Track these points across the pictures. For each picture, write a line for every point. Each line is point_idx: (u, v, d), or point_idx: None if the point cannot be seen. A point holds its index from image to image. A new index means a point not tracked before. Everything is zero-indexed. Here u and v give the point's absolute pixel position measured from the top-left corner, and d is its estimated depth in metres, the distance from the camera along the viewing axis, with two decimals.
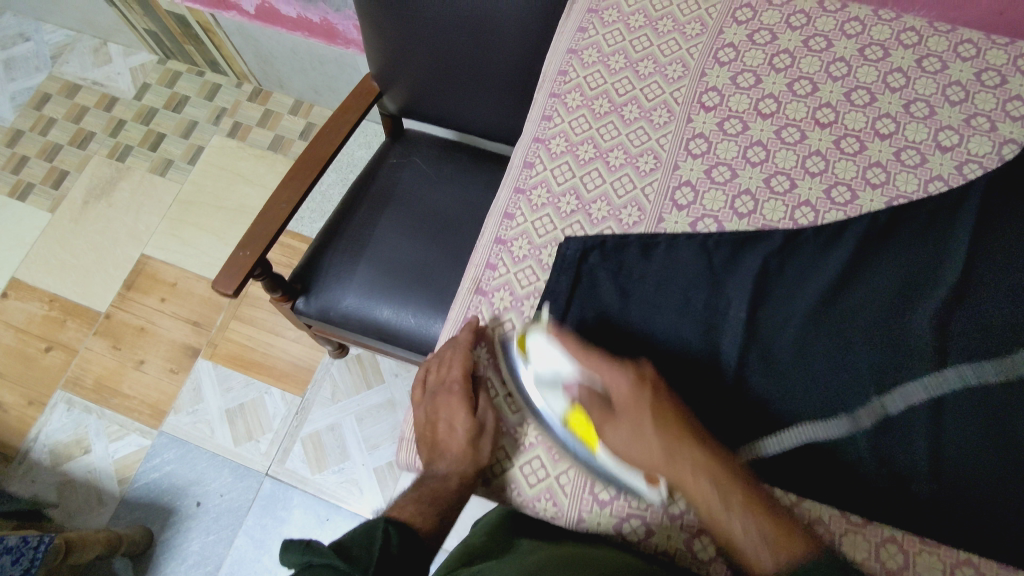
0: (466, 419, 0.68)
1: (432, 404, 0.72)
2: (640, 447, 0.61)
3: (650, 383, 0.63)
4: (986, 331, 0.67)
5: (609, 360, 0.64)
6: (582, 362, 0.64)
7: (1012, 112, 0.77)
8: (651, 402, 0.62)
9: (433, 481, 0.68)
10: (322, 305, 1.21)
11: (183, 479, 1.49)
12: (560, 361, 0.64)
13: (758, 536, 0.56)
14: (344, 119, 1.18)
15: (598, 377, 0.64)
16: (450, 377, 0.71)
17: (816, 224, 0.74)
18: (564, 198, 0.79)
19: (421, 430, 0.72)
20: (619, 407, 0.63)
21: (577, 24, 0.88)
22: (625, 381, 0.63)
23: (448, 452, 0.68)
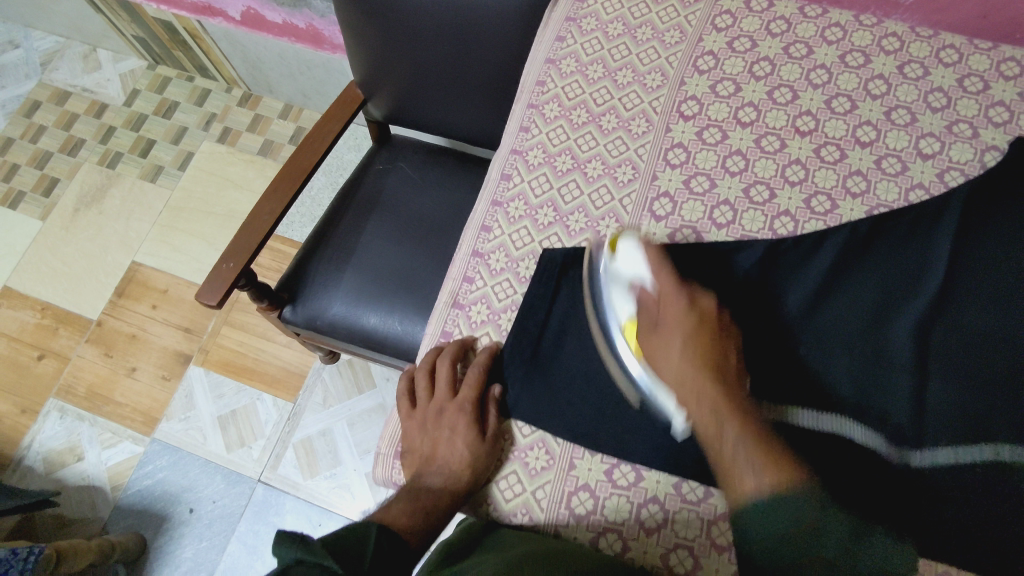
0: (471, 438, 0.66)
1: (435, 418, 0.70)
2: (670, 360, 0.64)
3: (700, 309, 0.65)
4: (964, 341, 0.67)
5: (673, 281, 0.67)
6: (654, 273, 0.67)
7: (994, 118, 0.77)
8: (689, 330, 0.64)
9: (423, 492, 0.65)
10: (309, 314, 1.21)
11: (176, 486, 1.49)
12: (643, 267, 0.68)
13: (745, 457, 0.56)
14: (328, 128, 1.18)
15: (656, 289, 0.67)
16: (461, 395, 0.69)
17: (795, 234, 0.74)
18: (542, 210, 0.78)
19: (415, 445, 0.70)
20: (665, 321, 0.66)
21: (556, 33, 0.87)
22: (678, 303, 0.66)
23: (444, 468, 0.66)
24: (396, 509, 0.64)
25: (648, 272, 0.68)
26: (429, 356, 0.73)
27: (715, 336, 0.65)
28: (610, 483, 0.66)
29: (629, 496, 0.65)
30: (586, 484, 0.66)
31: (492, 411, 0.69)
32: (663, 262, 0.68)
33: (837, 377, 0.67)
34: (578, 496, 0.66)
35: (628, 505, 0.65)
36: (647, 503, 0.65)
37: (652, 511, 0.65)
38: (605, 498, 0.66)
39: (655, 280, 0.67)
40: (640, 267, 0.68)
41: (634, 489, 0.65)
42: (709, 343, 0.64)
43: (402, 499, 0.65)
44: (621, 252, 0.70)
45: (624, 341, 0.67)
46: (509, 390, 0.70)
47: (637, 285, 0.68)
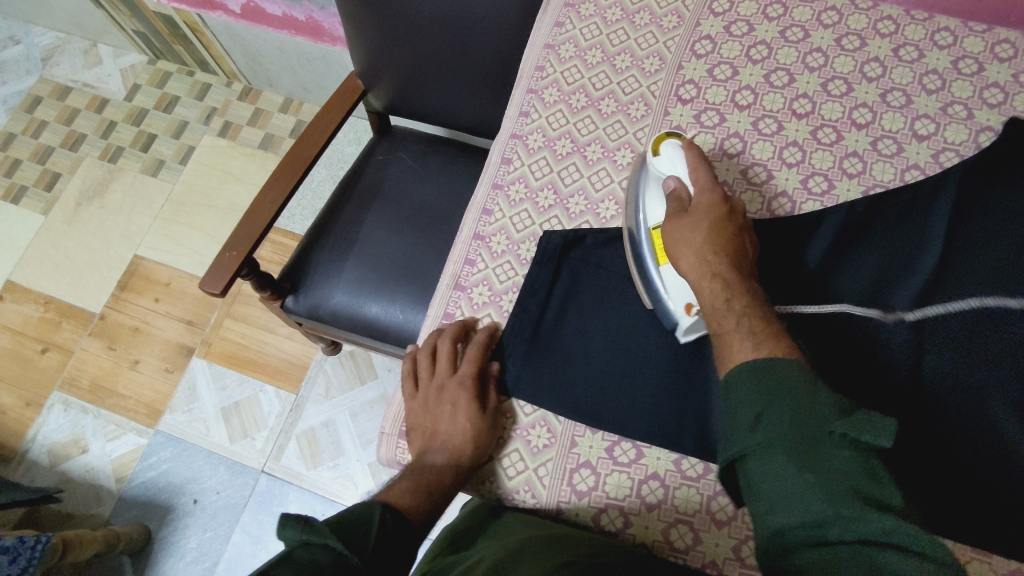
0: (472, 412, 0.67)
1: (436, 394, 0.70)
2: (692, 248, 0.65)
3: (731, 207, 0.66)
4: (965, 312, 0.65)
5: (710, 175, 0.67)
6: (693, 172, 0.68)
7: (989, 99, 0.78)
8: (717, 222, 0.65)
9: (426, 469, 0.65)
10: (311, 304, 1.21)
11: (180, 477, 1.50)
12: (681, 165, 0.69)
13: (746, 330, 0.60)
14: (329, 118, 1.19)
15: (692, 184, 0.68)
16: (461, 371, 0.69)
17: (793, 215, 0.75)
18: (542, 192, 0.78)
19: (417, 423, 0.70)
20: (694, 208, 0.67)
21: (555, 18, 0.87)
22: (711, 196, 0.66)
23: (446, 443, 0.66)
24: (400, 488, 0.64)
25: (685, 171, 0.69)
26: (432, 336, 0.74)
27: (740, 233, 0.66)
28: (611, 460, 0.67)
29: (629, 472, 0.66)
30: (587, 461, 0.67)
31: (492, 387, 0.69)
32: (702, 161, 0.69)
33: (837, 336, 0.68)
34: (579, 473, 0.67)
35: (629, 482, 0.66)
36: (647, 479, 0.66)
37: (653, 488, 0.65)
38: (606, 475, 0.66)
39: (692, 177, 0.68)
40: (678, 165, 0.69)
41: (635, 466, 0.66)
42: (732, 235, 0.65)
43: (405, 478, 0.66)
44: (662, 150, 0.71)
45: (649, 244, 0.70)
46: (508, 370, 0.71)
47: (673, 180, 0.69)
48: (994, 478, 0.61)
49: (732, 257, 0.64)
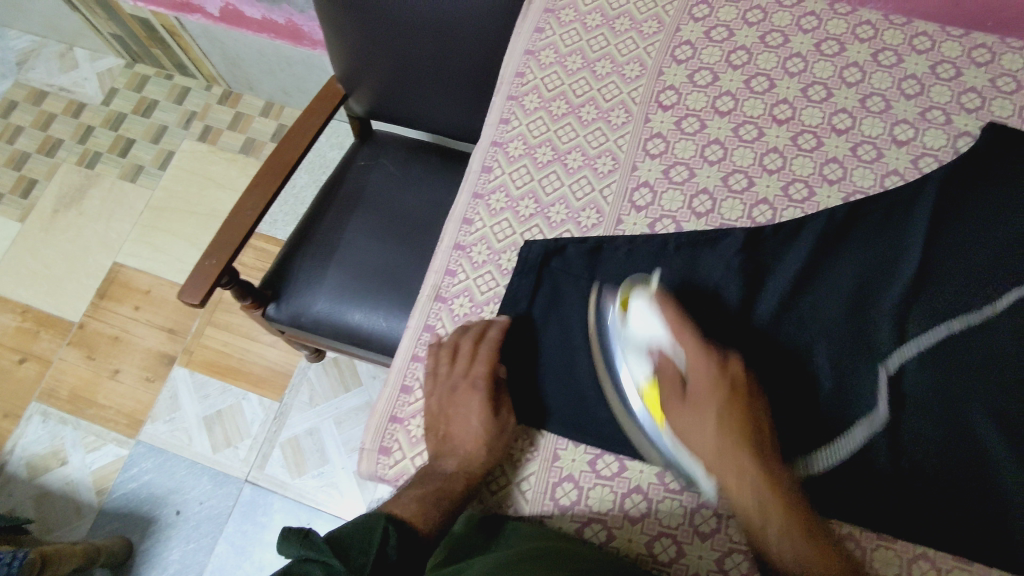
0: (486, 417, 0.66)
1: (448, 394, 0.68)
2: (703, 435, 0.61)
3: (730, 376, 0.62)
4: (941, 327, 0.67)
5: (697, 342, 0.63)
6: (675, 336, 0.64)
7: (966, 104, 0.78)
8: (723, 402, 0.61)
9: (437, 476, 0.64)
10: (293, 311, 1.20)
11: (162, 488, 1.48)
12: (660, 329, 0.64)
13: (794, 552, 0.56)
14: (309, 123, 1.17)
15: (679, 352, 0.63)
16: (473, 372, 0.67)
17: (774, 222, 0.74)
18: (523, 201, 0.77)
19: (426, 422, 0.68)
20: (693, 390, 0.62)
21: (534, 24, 0.86)
22: (707, 371, 0.62)
23: (457, 449, 0.65)
24: (406, 496, 0.63)
25: (667, 335, 0.64)
26: (453, 332, 0.71)
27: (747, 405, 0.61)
28: (593, 474, 0.66)
29: (612, 485, 0.65)
30: (569, 475, 0.66)
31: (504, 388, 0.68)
32: (683, 323, 0.64)
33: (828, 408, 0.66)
34: (562, 487, 0.66)
35: (612, 495, 0.65)
36: (630, 492, 0.65)
37: (635, 501, 0.65)
38: (588, 489, 0.66)
39: (676, 343, 0.64)
40: (657, 330, 0.64)
41: (618, 479, 0.66)
42: (741, 414, 0.61)
43: (414, 485, 0.64)
44: (632, 314, 0.66)
45: (642, 408, 0.65)
46: None
47: (656, 348, 0.65)
48: (980, 487, 0.62)
49: (750, 442, 0.59)
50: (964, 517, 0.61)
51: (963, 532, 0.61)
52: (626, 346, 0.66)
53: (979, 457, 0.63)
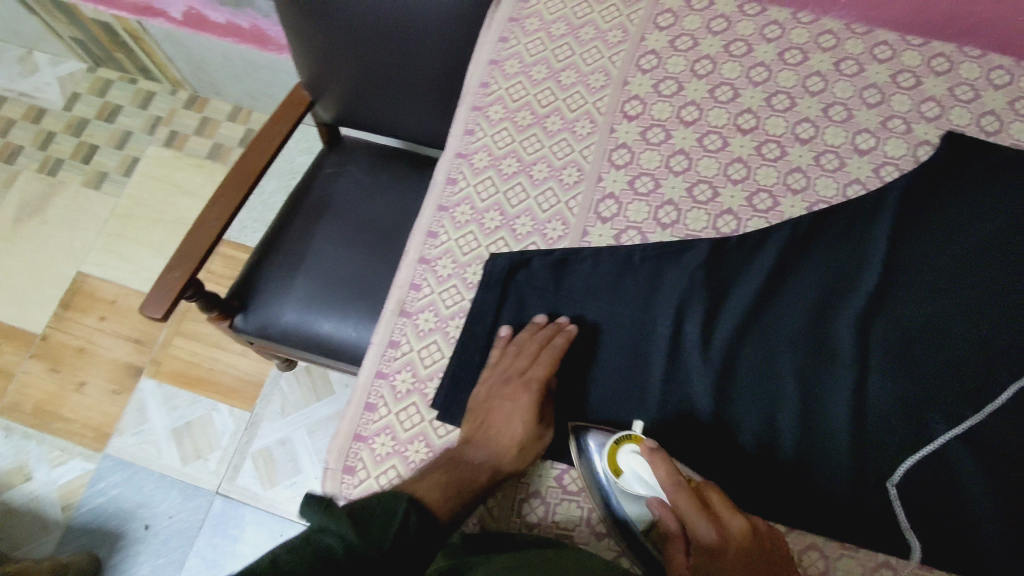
0: (528, 421, 0.64)
1: (500, 391, 0.67)
2: None
3: (735, 536, 0.55)
4: (902, 337, 0.71)
5: (693, 505, 0.56)
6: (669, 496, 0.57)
7: (926, 113, 0.79)
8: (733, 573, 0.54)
9: (466, 464, 0.62)
10: (261, 322, 1.18)
11: (130, 502, 1.45)
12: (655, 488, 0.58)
13: None
14: (275, 131, 1.15)
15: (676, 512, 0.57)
16: (531, 372, 0.67)
17: (739, 232, 0.74)
18: (488, 214, 0.76)
19: (469, 411, 0.67)
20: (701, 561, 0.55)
21: (498, 33, 0.85)
22: (708, 540, 0.55)
23: (490, 445, 0.64)
24: (432, 478, 0.60)
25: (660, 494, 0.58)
26: (520, 332, 0.71)
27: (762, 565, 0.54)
28: (561, 489, 0.67)
29: (578, 501, 0.66)
30: (536, 490, 0.67)
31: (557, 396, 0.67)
32: (675, 476, 0.57)
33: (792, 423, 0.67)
34: (529, 503, 0.66)
35: (578, 510, 0.66)
36: (597, 507, 0.66)
37: (602, 516, 0.66)
38: (555, 504, 0.66)
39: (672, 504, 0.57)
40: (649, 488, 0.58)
41: (585, 494, 0.66)
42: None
43: (439, 471, 0.61)
44: (622, 470, 0.62)
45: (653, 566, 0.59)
46: (436, 402, 0.68)
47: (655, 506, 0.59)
48: (941, 491, 0.64)
49: None
50: (929, 521, 0.63)
51: (928, 536, 0.62)
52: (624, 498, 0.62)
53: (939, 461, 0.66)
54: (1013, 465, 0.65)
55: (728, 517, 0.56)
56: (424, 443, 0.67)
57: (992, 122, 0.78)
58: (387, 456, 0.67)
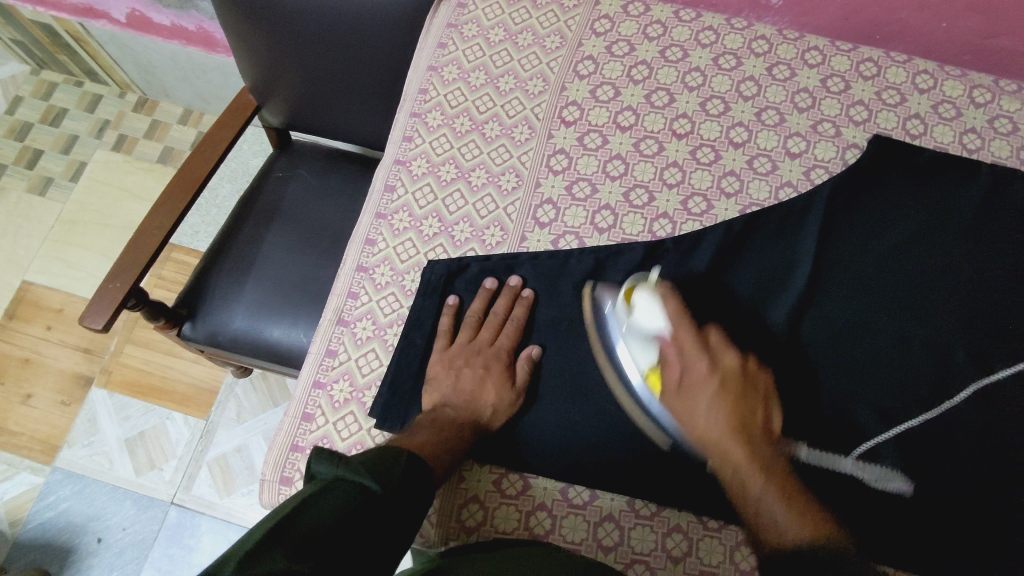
0: (501, 385, 0.67)
1: (468, 358, 0.69)
2: (698, 419, 0.62)
3: (723, 367, 0.64)
4: (831, 334, 0.72)
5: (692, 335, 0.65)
6: (673, 328, 0.65)
7: (855, 117, 0.81)
8: (714, 394, 0.62)
9: (447, 424, 0.64)
10: (210, 330, 1.16)
11: (81, 515, 1.42)
12: (661, 322, 0.65)
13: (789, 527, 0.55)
14: (220, 136, 1.13)
15: (676, 344, 0.65)
16: (498, 343, 0.70)
17: (674, 235, 0.76)
18: (427, 221, 0.76)
19: (437, 375, 0.69)
20: (689, 382, 0.64)
21: (437, 39, 0.85)
22: (699, 366, 0.64)
23: (465, 405, 0.66)
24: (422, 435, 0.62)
25: (667, 327, 0.65)
26: (476, 301, 0.72)
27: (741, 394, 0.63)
28: (498, 493, 0.67)
29: (517, 504, 0.66)
30: (475, 495, 0.67)
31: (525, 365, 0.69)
32: (681, 315, 0.66)
33: None
34: (468, 508, 0.66)
35: (516, 514, 0.66)
36: (534, 510, 0.66)
37: (540, 518, 0.66)
38: (494, 508, 0.66)
39: (675, 335, 0.65)
40: (658, 322, 0.65)
41: (522, 497, 0.67)
42: (737, 399, 0.62)
43: (428, 428, 0.63)
44: (635, 306, 0.66)
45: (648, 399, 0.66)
46: (372, 410, 0.68)
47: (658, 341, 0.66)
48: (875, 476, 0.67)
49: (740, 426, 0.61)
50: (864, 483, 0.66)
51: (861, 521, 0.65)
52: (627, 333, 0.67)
53: (874, 450, 0.68)
54: (934, 452, 0.68)
55: (719, 352, 0.66)
56: (357, 448, 0.68)
57: (917, 125, 0.80)
58: None
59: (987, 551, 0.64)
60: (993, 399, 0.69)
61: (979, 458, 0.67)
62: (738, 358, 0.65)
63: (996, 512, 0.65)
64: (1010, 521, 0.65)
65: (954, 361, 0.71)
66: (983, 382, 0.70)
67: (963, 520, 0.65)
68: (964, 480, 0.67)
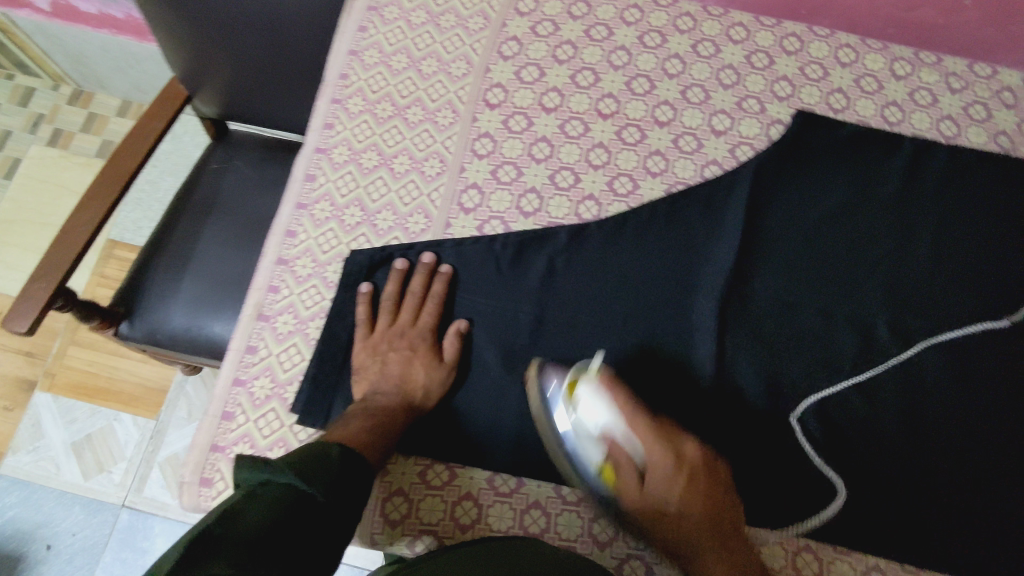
0: (429, 361, 0.67)
1: (392, 341, 0.68)
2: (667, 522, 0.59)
3: (686, 459, 0.60)
4: (757, 312, 0.72)
5: (653, 436, 0.60)
6: (629, 429, 0.60)
7: (779, 92, 0.81)
8: (683, 498, 0.59)
9: (379, 411, 0.63)
10: (148, 328, 1.12)
11: (28, 523, 1.35)
12: (615, 421, 0.60)
13: None
14: (150, 127, 1.05)
15: (637, 447, 0.60)
16: (422, 323, 0.69)
17: (599, 218, 0.75)
18: (349, 210, 0.74)
19: (363, 364, 0.68)
20: (652, 486, 0.60)
21: (357, 22, 0.82)
22: (664, 467, 0.59)
23: (396, 389, 0.65)
24: (354, 425, 0.61)
25: (622, 427, 0.60)
26: (391, 283, 0.71)
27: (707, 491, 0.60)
28: (423, 485, 0.66)
29: (443, 495, 0.65)
30: (400, 488, 0.65)
31: (451, 339, 0.68)
32: (636, 411, 0.60)
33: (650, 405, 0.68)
34: (391, 502, 0.65)
35: (443, 504, 0.65)
36: (461, 500, 0.65)
37: (466, 508, 0.65)
38: (419, 501, 0.65)
39: (631, 436, 0.60)
40: (611, 423, 0.60)
41: (448, 488, 0.66)
42: (705, 492, 0.59)
43: (361, 417, 0.62)
44: (581, 405, 0.61)
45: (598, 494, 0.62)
46: (294, 406, 0.67)
47: (610, 441, 0.61)
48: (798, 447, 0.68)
49: (712, 531, 0.59)
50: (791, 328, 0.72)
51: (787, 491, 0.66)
52: (576, 433, 0.62)
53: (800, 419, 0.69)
54: (856, 422, 0.69)
55: (681, 441, 0.61)
56: (280, 446, 0.66)
57: (840, 99, 0.81)
58: None
59: (909, 512, 0.65)
60: (911, 369, 0.70)
61: (896, 426, 0.68)
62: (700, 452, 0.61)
63: (918, 477, 0.67)
64: (920, 485, 0.66)
65: (877, 333, 0.72)
66: (903, 354, 0.71)
67: (886, 482, 0.66)
68: (880, 444, 0.68)
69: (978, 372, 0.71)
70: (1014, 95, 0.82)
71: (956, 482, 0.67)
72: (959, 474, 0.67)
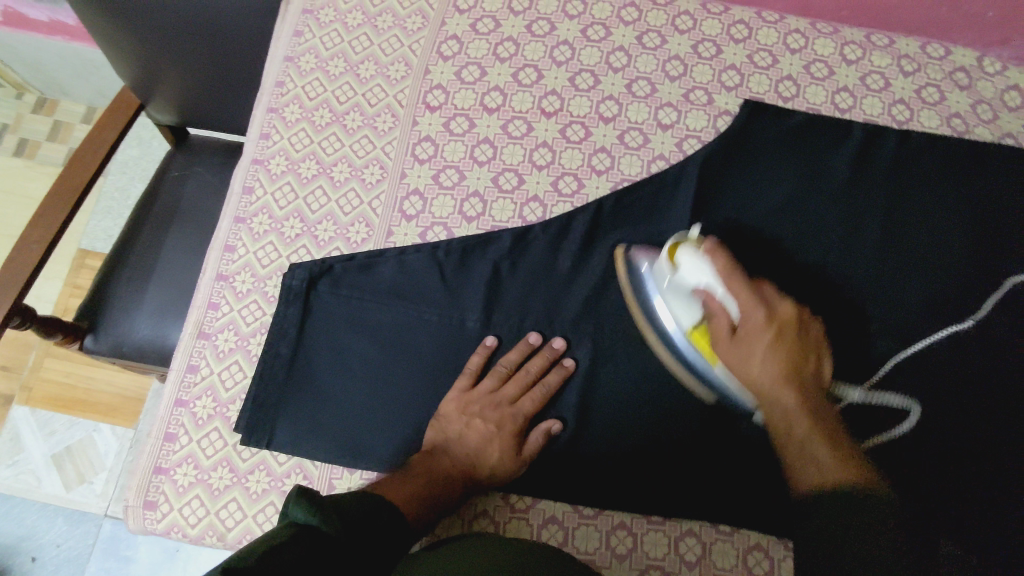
0: (509, 450, 0.65)
1: (486, 408, 0.66)
2: (747, 365, 0.61)
3: (779, 317, 0.61)
4: None
5: (744, 288, 0.62)
6: (723, 281, 0.63)
7: (727, 82, 0.79)
8: (769, 346, 0.60)
9: (437, 471, 0.62)
10: (114, 341, 1.06)
11: (10, 537, 1.27)
12: (710, 276, 0.64)
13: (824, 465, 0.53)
14: (101, 138, 0.99)
15: (726, 297, 0.63)
16: (521, 407, 0.67)
17: (544, 219, 0.74)
18: (288, 222, 0.73)
19: (449, 415, 0.66)
20: (742, 330, 0.62)
21: (293, 27, 0.81)
22: (755, 315, 0.61)
23: (466, 457, 0.64)
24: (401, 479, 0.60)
25: (716, 279, 0.63)
26: (514, 352, 0.68)
27: (797, 343, 0.60)
28: None
29: None
30: None
31: (539, 436, 0.66)
32: (732, 267, 0.63)
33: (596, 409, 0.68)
34: None
35: None
36: None
37: None
38: None
39: (724, 287, 0.63)
40: (704, 278, 0.64)
41: None
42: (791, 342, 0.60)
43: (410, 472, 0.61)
44: (679, 260, 0.66)
45: (692, 348, 0.66)
46: (238, 425, 0.66)
47: (705, 293, 0.64)
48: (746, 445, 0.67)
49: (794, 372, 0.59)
50: None
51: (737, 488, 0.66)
52: (672, 291, 0.66)
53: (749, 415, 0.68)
54: None
55: (775, 301, 0.62)
56: (226, 466, 0.66)
57: (790, 87, 0.79)
58: (189, 485, 0.65)
59: None
60: (862, 362, 0.70)
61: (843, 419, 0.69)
62: (795, 310, 0.62)
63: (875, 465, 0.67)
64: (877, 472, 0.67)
65: (828, 325, 0.71)
66: (855, 347, 0.70)
67: None
68: None
69: (936, 361, 0.70)
70: (968, 75, 0.80)
71: (916, 468, 0.67)
72: (918, 454, 0.68)
